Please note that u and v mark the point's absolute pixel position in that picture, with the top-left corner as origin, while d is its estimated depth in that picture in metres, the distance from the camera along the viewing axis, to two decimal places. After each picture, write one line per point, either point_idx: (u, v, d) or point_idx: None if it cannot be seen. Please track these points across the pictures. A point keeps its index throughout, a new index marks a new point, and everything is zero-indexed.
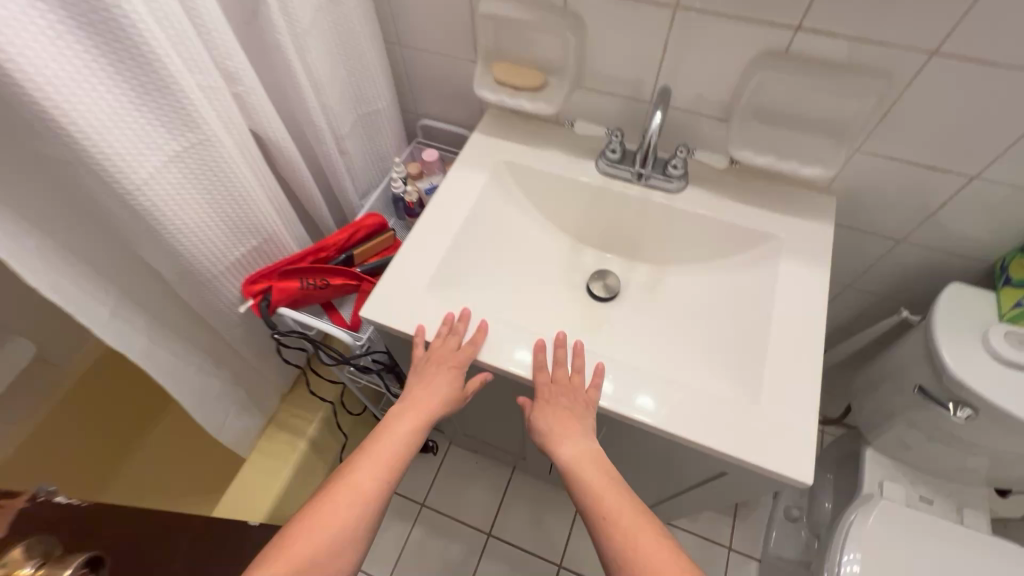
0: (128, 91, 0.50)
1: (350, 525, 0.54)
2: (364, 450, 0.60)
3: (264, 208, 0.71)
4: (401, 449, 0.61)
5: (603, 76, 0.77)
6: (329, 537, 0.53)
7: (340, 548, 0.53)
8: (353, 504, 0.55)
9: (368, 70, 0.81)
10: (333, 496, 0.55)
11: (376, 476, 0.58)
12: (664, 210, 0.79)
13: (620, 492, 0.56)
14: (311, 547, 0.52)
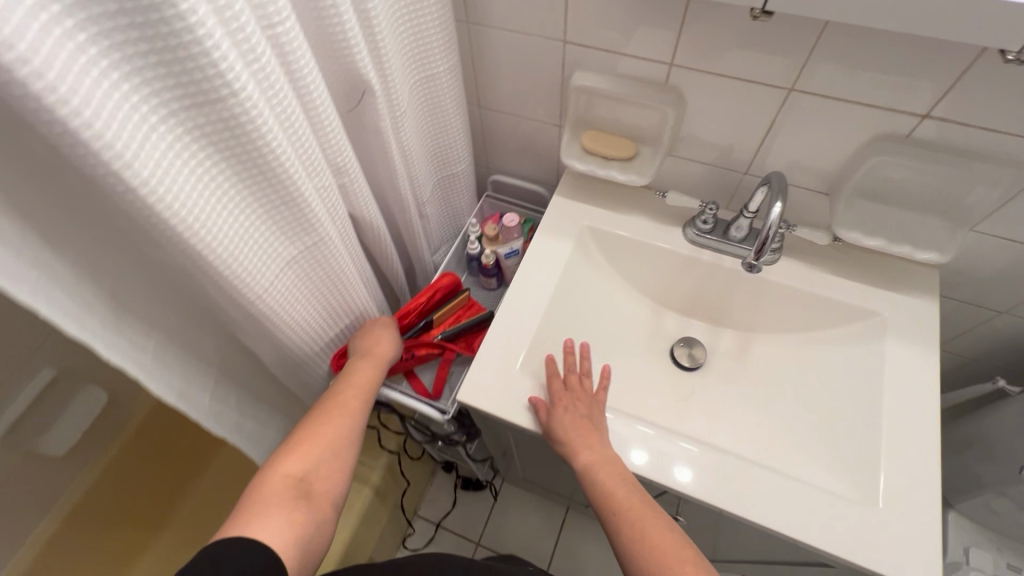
0: (258, 210, 0.49)
1: (349, 438, 0.59)
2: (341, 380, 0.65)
3: (359, 290, 0.70)
4: (369, 377, 0.67)
5: (698, 146, 0.75)
6: (332, 445, 0.57)
7: (343, 452, 0.58)
8: (347, 420, 0.60)
9: (453, 137, 0.80)
10: (326, 410, 0.60)
11: (360, 401, 0.63)
12: (756, 282, 0.77)
13: (625, 489, 0.58)
14: (319, 452, 0.56)
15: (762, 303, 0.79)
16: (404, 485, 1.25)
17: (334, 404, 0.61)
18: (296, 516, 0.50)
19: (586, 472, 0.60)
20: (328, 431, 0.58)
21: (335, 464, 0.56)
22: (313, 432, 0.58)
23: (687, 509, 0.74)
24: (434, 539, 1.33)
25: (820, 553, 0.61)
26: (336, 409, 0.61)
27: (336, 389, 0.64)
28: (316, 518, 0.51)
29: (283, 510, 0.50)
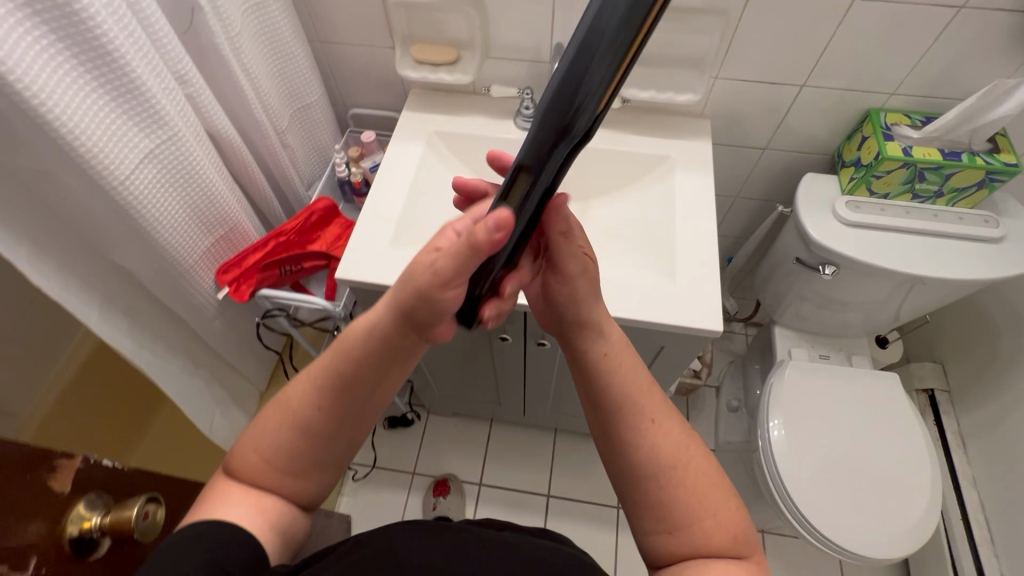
0: (105, 97, 0.57)
1: (323, 440, 0.48)
2: (327, 361, 0.48)
3: (226, 198, 0.78)
4: (355, 353, 0.47)
5: (507, 44, 0.89)
6: (299, 451, 0.48)
7: (305, 466, 0.49)
8: (311, 431, 0.47)
9: (297, 66, 0.89)
10: (292, 403, 0.48)
11: (338, 400, 0.47)
12: (577, 150, 0.93)
13: (656, 397, 0.48)
14: (278, 457, 0.48)
15: (588, 170, 0.96)
16: None
17: (303, 404, 0.48)
18: (264, 515, 0.47)
19: (609, 369, 0.48)
20: (298, 438, 0.48)
21: (309, 465, 0.49)
22: (275, 436, 0.48)
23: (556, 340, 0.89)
24: (372, 479, 1.40)
25: (645, 329, 0.78)
26: (302, 414, 0.47)
27: (313, 382, 0.48)
28: (290, 507, 0.50)
29: (246, 507, 0.46)
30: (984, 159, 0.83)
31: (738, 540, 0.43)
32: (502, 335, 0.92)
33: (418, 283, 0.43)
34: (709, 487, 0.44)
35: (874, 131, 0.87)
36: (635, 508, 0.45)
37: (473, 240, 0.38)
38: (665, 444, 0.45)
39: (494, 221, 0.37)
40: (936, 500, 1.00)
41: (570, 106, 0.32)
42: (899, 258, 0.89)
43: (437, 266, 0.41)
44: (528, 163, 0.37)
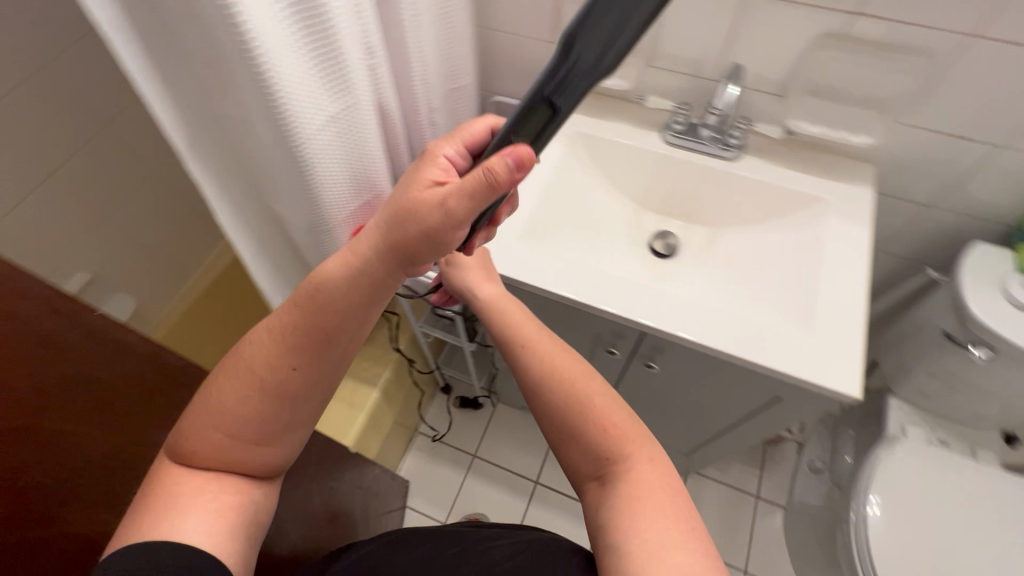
0: (310, 57, 0.61)
1: (293, 401, 0.46)
2: (293, 316, 0.46)
3: (380, 168, 0.80)
4: (338, 300, 0.45)
5: (672, 56, 0.86)
6: (266, 416, 0.46)
7: (269, 429, 0.46)
8: (280, 386, 0.45)
9: (460, 48, 0.91)
10: (257, 364, 0.45)
11: (312, 355, 0.46)
12: (720, 175, 0.89)
13: (533, 332, 0.65)
14: (241, 426, 0.45)
15: (726, 197, 0.91)
16: (408, 396, 1.37)
17: (270, 364, 0.45)
18: (217, 503, 0.43)
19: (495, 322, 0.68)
20: (269, 402, 0.45)
21: (276, 431, 0.47)
22: (235, 403, 0.45)
23: (664, 367, 0.86)
24: (434, 451, 1.45)
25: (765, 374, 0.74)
26: (269, 374, 0.45)
27: (281, 337, 0.46)
28: (251, 484, 0.47)
29: (204, 500, 0.43)
30: None
31: (617, 435, 0.55)
32: (611, 348, 0.87)
33: (417, 230, 0.42)
34: (584, 387, 0.58)
35: None
36: (555, 433, 0.59)
37: (483, 172, 0.36)
38: (546, 368, 0.60)
39: (511, 154, 0.35)
40: None
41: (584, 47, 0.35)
42: None
43: (447, 205, 0.39)
44: (553, 101, 0.38)
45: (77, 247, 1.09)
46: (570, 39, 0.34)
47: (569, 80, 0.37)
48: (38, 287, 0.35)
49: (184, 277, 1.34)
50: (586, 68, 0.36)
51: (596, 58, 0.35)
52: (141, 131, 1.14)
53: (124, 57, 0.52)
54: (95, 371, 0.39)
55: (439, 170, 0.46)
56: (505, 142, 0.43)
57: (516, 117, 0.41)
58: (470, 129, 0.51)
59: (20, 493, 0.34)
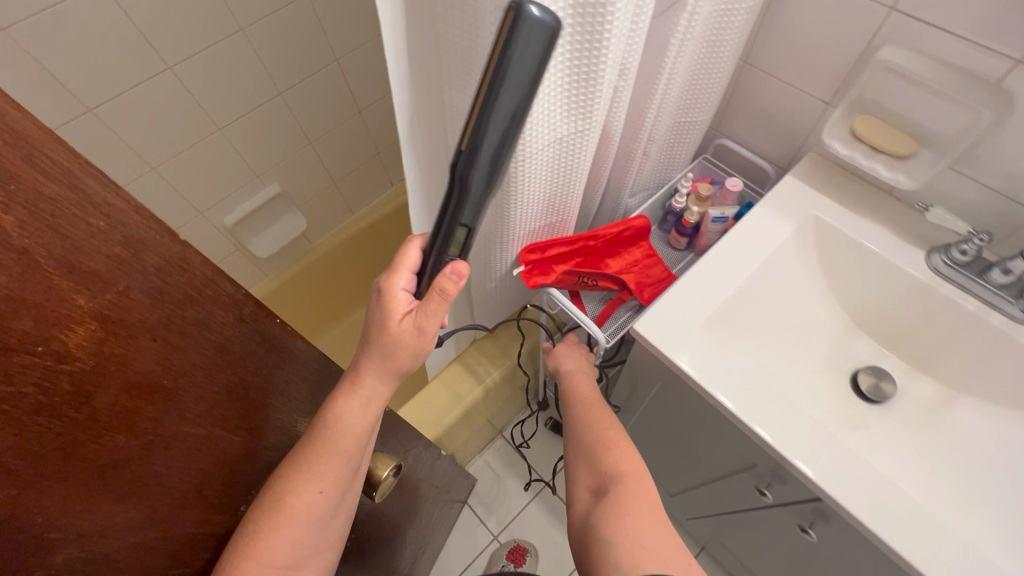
0: (562, 76, 0.54)
1: (322, 523, 0.45)
2: (318, 448, 0.43)
3: (576, 195, 0.73)
4: (361, 434, 0.45)
5: (992, 167, 0.65)
6: (298, 541, 0.43)
7: (306, 555, 0.44)
8: (320, 509, 0.44)
9: (711, 83, 0.78)
10: (278, 495, 0.41)
11: (339, 476, 0.44)
12: (995, 336, 0.67)
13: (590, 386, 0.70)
14: (274, 555, 0.41)
15: (992, 365, 0.68)
16: (506, 401, 1.32)
17: (298, 492, 0.42)
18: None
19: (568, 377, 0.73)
20: (304, 532, 0.43)
21: (308, 554, 0.45)
22: (264, 534, 0.40)
23: (820, 538, 0.70)
24: (510, 461, 1.41)
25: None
26: (299, 501, 0.42)
27: (305, 464, 0.43)
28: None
29: None
30: None
31: (617, 452, 0.56)
32: (763, 488, 0.73)
33: (406, 356, 0.47)
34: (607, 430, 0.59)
35: None
36: (573, 445, 0.61)
37: (438, 293, 0.45)
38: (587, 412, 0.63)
39: (453, 272, 0.45)
40: None
41: (468, 165, 0.38)
42: None
43: (425, 327, 0.46)
44: (466, 221, 0.43)
45: (279, 162, 1.17)
46: (462, 177, 0.39)
47: (475, 202, 0.41)
48: (231, 293, 0.32)
49: (351, 212, 1.41)
50: (482, 192, 0.40)
51: (483, 176, 0.38)
52: (364, 71, 1.17)
53: (389, 28, 0.49)
54: (253, 377, 0.37)
55: (402, 304, 0.47)
56: (440, 263, 0.46)
57: (437, 241, 0.45)
58: (409, 252, 0.50)
59: (153, 499, 0.31)
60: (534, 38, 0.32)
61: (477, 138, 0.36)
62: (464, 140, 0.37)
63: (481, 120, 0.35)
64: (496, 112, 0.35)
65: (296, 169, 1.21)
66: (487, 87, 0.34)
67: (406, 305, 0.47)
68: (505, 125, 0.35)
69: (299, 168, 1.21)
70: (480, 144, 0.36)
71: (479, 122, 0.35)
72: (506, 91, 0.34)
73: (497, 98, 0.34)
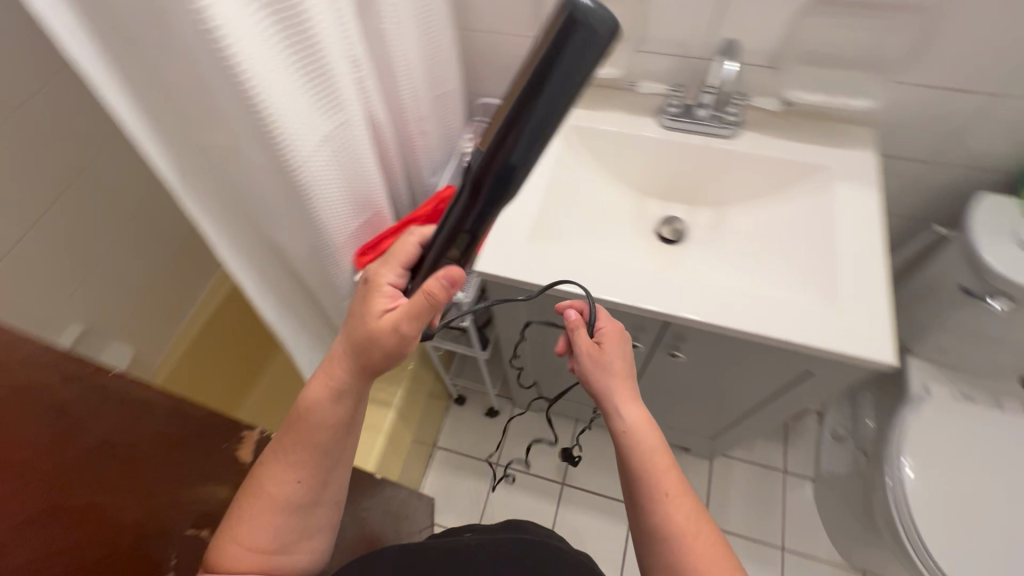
0: (300, 81, 0.60)
1: (307, 510, 0.52)
2: (293, 441, 0.52)
3: (375, 186, 0.78)
4: (328, 429, 0.52)
5: (659, 40, 0.85)
6: (282, 524, 0.50)
7: (298, 536, 0.52)
8: (304, 495, 0.51)
9: (443, 51, 0.87)
10: (258, 479, 0.51)
11: (313, 468, 0.52)
12: (722, 153, 0.87)
13: (671, 464, 0.52)
14: (260, 536, 0.49)
15: (730, 176, 0.90)
16: (424, 412, 1.34)
17: (276, 479, 0.51)
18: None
19: (630, 438, 0.53)
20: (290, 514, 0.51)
21: (296, 538, 0.51)
22: (244, 515, 0.50)
23: (688, 354, 0.85)
24: (455, 465, 1.42)
25: (787, 351, 0.74)
26: (274, 484, 0.50)
27: (282, 455, 0.52)
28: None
29: None
30: None
31: None
32: (635, 343, 0.86)
33: (382, 354, 0.51)
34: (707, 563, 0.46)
35: None
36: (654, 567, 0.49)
37: (427, 296, 0.47)
38: (679, 522, 0.48)
39: (446, 278, 0.46)
40: None
41: (494, 176, 0.39)
42: None
43: (404, 329, 0.49)
44: (480, 235, 0.45)
45: (71, 299, 1.05)
46: (479, 186, 0.41)
47: (481, 214, 0.43)
48: None
49: (181, 314, 1.30)
50: (490, 204, 0.42)
51: (498, 187, 0.40)
52: (120, 170, 1.10)
53: (108, 94, 0.50)
54: None
55: (388, 297, 0.52)
56: (438, 262, 0.49)
57: (439, 243, 0.47)
58: (403, 245, 0.54)
59: None
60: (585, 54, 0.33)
61: (497, 148, 0.38)
62: (483, 145, 0.39)
63: (509, 134, 0.37)
64: (527, 128, 0.36)
65: (90, 297, 1.09)
66: (522, 101, 0.35)
67: (388, 301, 0.52)
68: (536, 145, 0.37)
69: (94, 295, 1.09)
70: (505, 159, 0.38)
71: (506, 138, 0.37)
72: (546, 102, 0.35)
73: (529, 113, 0.35)
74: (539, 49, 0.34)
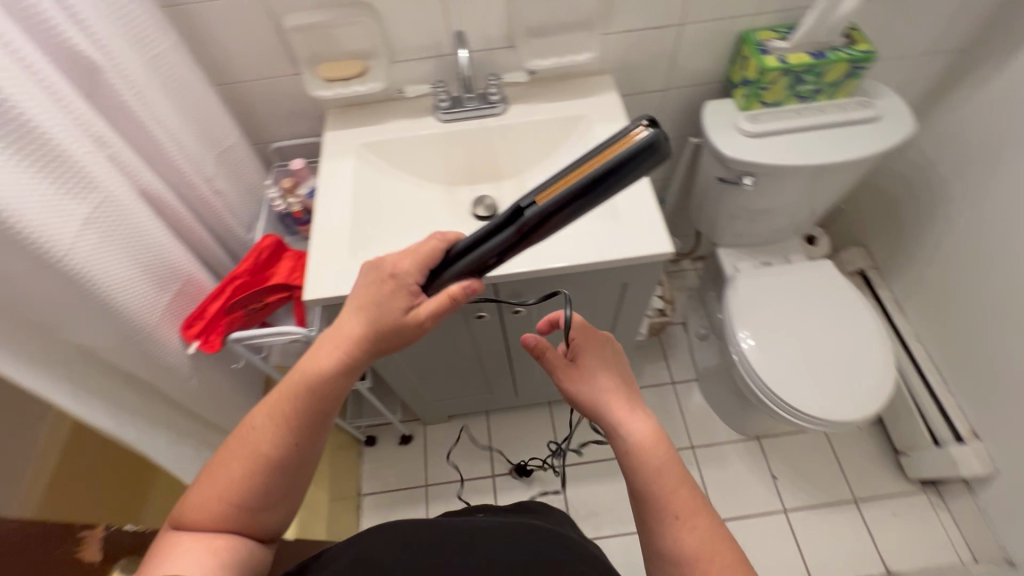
0: (38, 175, 0.59)
1: (292, 474, 0.53)
2: (296, 403, 0.53)
3: (171, 253, 0.79)
4: (323, 398, 0.54)
5: (408, 48, 0.93)
6: (266, 485, 0.51)
7: (281, 495, 0.53)
8: (296, 457, 0.52)
9: (209, 108, 0.88)
10: (249, 439, 0.52)
11: (310, 431, 0.53)
12: (499, 129, 0.97)
13: (680, 478, 0.49)
14: (243, 495, 0.50)
15: (515, 146, 1.00)
16: (333, 464, 1.29)
17: (275, 438, 0.52)
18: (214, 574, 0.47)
19: (636, 456, 0.51)
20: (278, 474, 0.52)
21: (277, 497, 0.52)
22: (233, 474, 0.51)
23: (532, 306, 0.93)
24: (387, 504, 1.39)
25: (600, 270, 0.84)
26: (267, 448, 0.51)
27: (288, 417, 0.52)
28: (255, 548, 0.52)
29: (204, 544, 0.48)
30: (845, 53, 0.94)
31: None
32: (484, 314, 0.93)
33: (398, 341, 0.57)
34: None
35: (752, 51, 0.96)
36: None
37: (451, 298, 0.55)
38: (691, 542, 0.46)
39: (467, 288, 0.55)
40: (890, 356, 1.12)
41: (536, 218, 0.49)
42: (802, 153, 0.99)
43: (424, 323, 0.56)
44: (504, 261, 0.54)
45: None
46: (523, 227, 0.49)
47: (511, 246, 0.52)
48: None
49: None
50: (523, 241, 0.51)
51: (532, 227, 0.49)
52: None
53: None
54: None
55: (415, 293, 0.57)
56: (461, 271, 0.56)
57: (471, 257, 0.55)
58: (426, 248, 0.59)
59: None
60: (644, 163, 0.45)
61: (550, 206, 0.47)
62: (540, 202, 0.48)
63: (571, 203, 0.47)
64: (586, 203, 0.47)
65: None
66: (587, 189, 0.46)
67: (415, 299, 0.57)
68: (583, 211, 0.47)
69: None
70: (553, 214, 0.48)
71: (569, 203, 0.47)
72: (599, 191, 0.46)
73: (589, 195, 0.46)
74: (617, 152, 0.45)
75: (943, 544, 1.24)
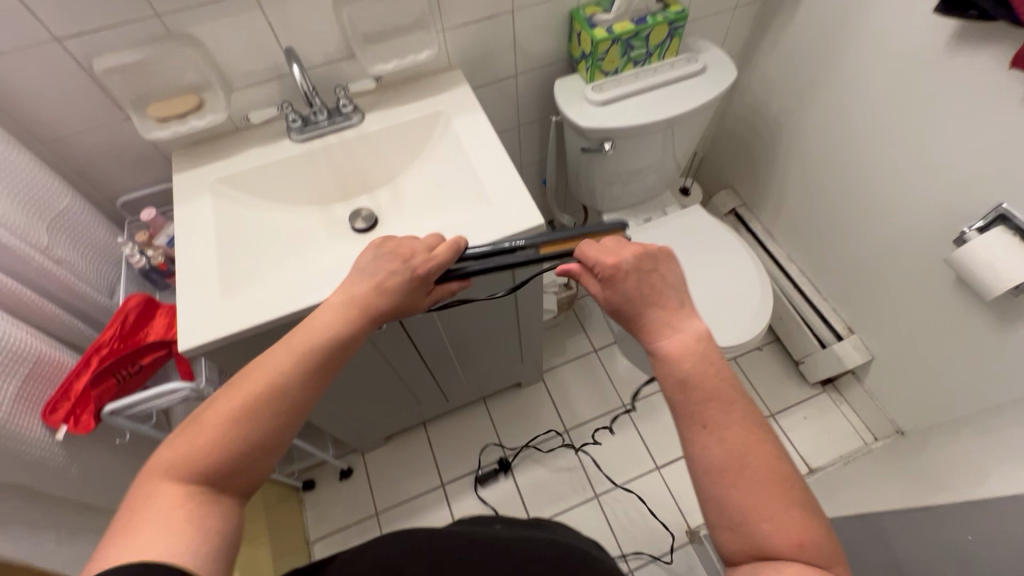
0: None
1: (288, 423, 0.47)
2: (304, 346, 0.50)
3: (8, 336, 0.72)
4: (332, 348, 0.51)
5: (244, 73, 0.90)
6: (255, 432, 0.45)
7: (271, 447, 0.47)
8: (298, 403, 0.48)
9: (27, 172, 0.81)
10: (259, 375, 0.48)
11: (316, 376, 0.49)
12: (359, 139, 0.97)
13: (722, 387, 0.45)
14: (238, 435, 0.45)
15: (379, 153, 1.00)
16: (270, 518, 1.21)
17: (276, 378, 0.47)
18: (188, 530, 0.40)
19: (667, 362, 0.47)
20: (270, 420, 0.46)
21: (262, 450, 0.46)
22: (237, 412, 0.45)
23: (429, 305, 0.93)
24: (338, 544, 1.33)
25: None
26: (279, 390, 0.47)
27: (295, 360, 0.49)
28: (228, 511, 0.44)
29: (169, 509, 0.41)
30: (662, 15, 1.03)
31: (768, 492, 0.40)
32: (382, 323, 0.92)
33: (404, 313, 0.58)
34: (757, 465, 0.41)
35: (582, 26, 1.02)
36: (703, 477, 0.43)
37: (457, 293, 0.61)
38: (727, 431, 0.43)
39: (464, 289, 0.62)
40: (765, 278, 1.23)
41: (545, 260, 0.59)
42: (647, 113, 1.08)
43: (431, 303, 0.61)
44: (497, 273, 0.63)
45: None
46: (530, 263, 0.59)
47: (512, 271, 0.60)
48: None
49: None
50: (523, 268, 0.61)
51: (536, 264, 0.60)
52: None
53: None
54: None
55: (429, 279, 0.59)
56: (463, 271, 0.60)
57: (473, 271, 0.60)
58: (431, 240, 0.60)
59: None
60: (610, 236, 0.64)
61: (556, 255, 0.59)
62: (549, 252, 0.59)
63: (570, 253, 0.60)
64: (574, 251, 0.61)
65: None
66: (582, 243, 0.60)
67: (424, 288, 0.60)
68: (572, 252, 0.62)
69: None
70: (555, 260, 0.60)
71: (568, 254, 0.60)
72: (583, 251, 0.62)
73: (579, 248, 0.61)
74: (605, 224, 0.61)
75: (849, 432, 1.39)
